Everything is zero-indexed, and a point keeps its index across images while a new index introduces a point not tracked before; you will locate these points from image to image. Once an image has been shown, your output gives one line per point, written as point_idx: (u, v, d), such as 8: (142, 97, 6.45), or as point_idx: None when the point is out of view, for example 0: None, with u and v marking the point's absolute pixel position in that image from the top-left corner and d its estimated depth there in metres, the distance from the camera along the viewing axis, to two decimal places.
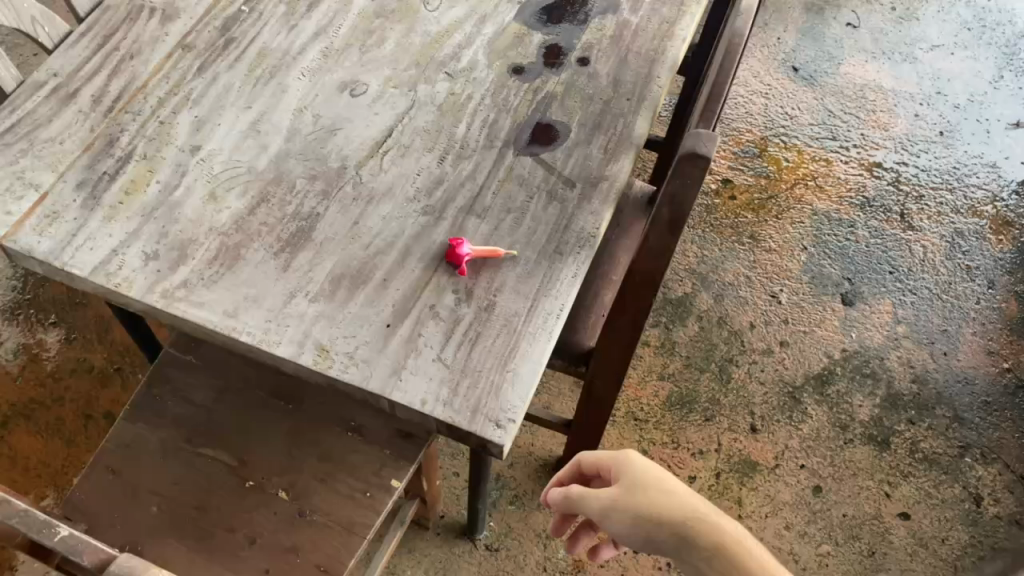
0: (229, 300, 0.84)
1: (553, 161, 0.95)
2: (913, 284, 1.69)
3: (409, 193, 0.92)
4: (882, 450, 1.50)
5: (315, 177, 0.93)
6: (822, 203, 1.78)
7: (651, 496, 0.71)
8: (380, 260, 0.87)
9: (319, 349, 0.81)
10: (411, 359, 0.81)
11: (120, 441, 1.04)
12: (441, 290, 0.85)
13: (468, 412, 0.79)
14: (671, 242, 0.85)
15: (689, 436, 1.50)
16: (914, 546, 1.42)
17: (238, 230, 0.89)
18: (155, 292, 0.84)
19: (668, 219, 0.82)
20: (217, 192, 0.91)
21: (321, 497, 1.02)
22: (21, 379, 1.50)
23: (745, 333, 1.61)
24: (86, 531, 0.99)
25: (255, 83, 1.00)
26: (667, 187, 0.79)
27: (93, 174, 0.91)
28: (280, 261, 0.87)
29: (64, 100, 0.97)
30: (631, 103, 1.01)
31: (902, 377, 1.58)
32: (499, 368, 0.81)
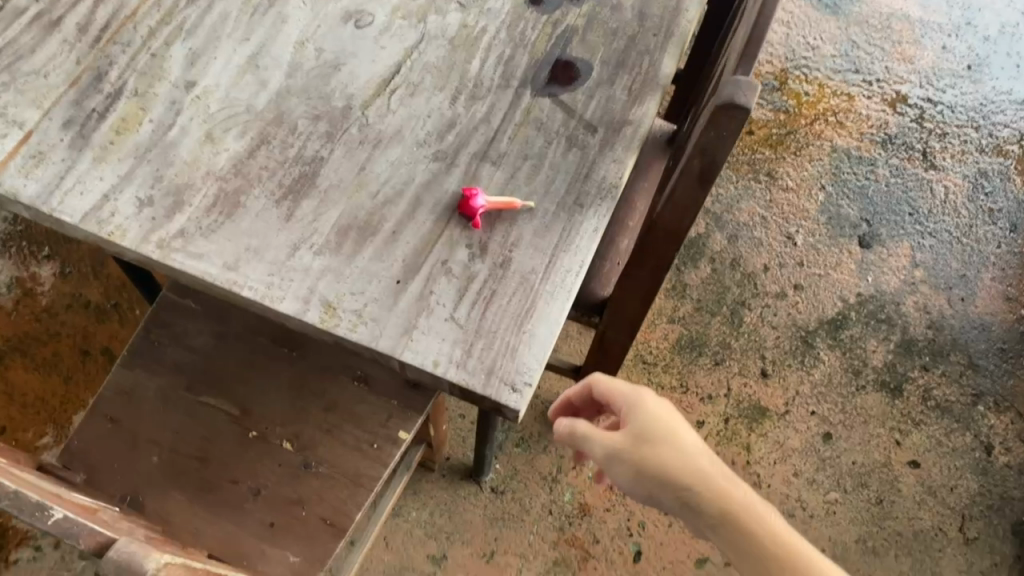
0: (229, 252, 0.79)
1: (573, 103, 0.89)
2: (933, 226, 1.64)
3: (420, 137, 0.86)
4: (894, 397, 1.48)
5: (319, 117, 0.87)
6: (842, 139, 1.71)
7: (656, 450, 0.72)
8: (389, 210, 0.82)
9: (325, 306, 0.77)
10: (422, 318, 0.77)
11: (119, 388, 1.01)
12: (453, 244, 0.81)
13: (483, 375, 0.75)
14: (700, 196, 0.80)
15: (698, 380, 1.47)
16: (923, 494, 1.41)
17: (237, 175, 0.83)
18: (150, 242, 0.79)
19: (698, 171, 0.77)
20: (214, 133, 0.85)
21: (326, 448, 0.99)
22: (16, 313, 1.46)
23: (759, 276, 1.57)
24: (85, 480, 0.96)
25: (252, 12, 0.93)
26: (700, 137, 0.74)
27: (80, 111, 0.85)
28: (282, 210, 0.82)
29: (45, 28, 0.90)
30: (658, 39, 0.94)
31: (917, 323, 1.54)
32: (514, 329, 0.77)
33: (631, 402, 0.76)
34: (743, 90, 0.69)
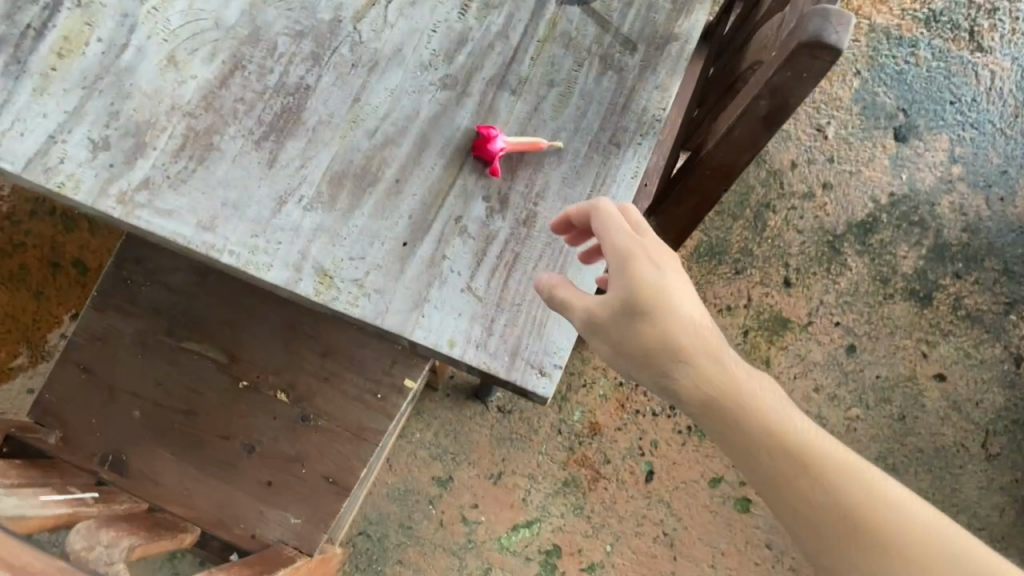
0: (204, 208, 0.67)
1: (608, 13, 0.74)
2: (976, 116, 1.50)
3: (424, 58, 0.72)
4: (923, 307, 1.40)
5: (302, 34, 0.72)
6: (881, 16, 1.52)
7: (649, 340, 0.58)
8: (390, 152, 0.69)
9: (319, 274, 0.66)
10: (434, 289, 0.67)
11: (91, 335, 0.91)
12: (468, 196, 0.69)
13: (507, 356, 0.65)
14: (762, 139, 0.67)
15: (716, 291, 1.38)
16: (947, 409, 1.35)
17: (208, 110, 0.69)
18: (109, 197, 0.67)
19: (764, 113, 0.64)
20: (178, 55, 0.70)
21: (325, 400, 0.91)
22: None
23: (785, 175, 1.45)
24: (62, 438, 0.88)
25: None
26: (769, 76, 0.61)
27: (12, 27, 0.70)
28: (264, 154, 0.69)
29: None
30: None
31: (952, 227, 1.44)
32: (541, 301, 0.67)
33: (619, 262, 0.58)
34: (833, 24, 0.55)
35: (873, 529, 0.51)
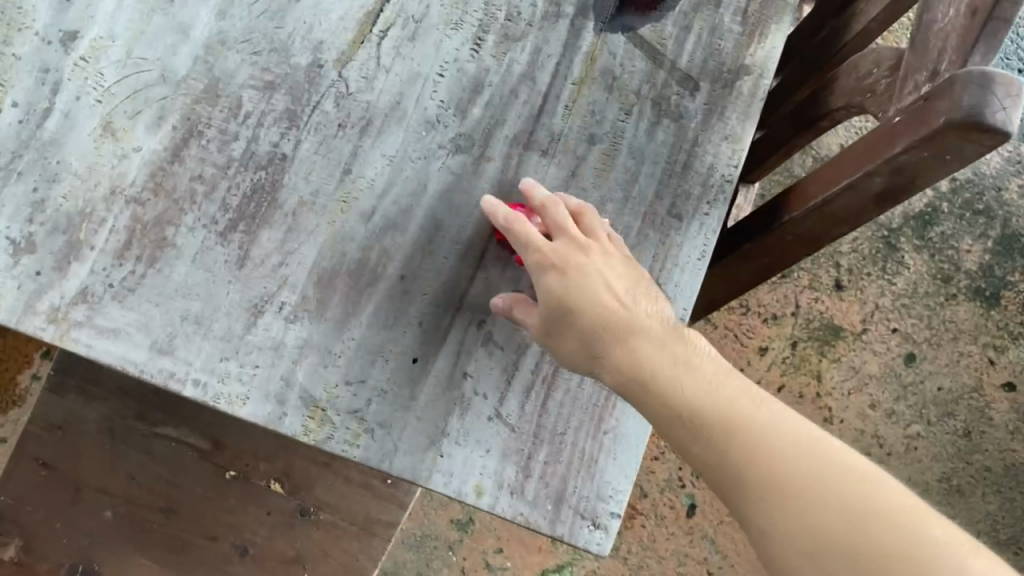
0: (160, 324, 0.53)
1: (661, 42, 0.58)
2: None
3: (431, 112, 0.56)
4: (990, 307, 1.18)
5: (273, 85, 0.56)
6: None
7: (562, 338, 0.50)
8: (392, 240, 0.54)
9: (309, 407, 0.52)
10: (455, 419, 0.52)
11: (49, 423, 0.77)
12: (494, 292, 0.54)
13: (550, 505, 0.52)
14: (869, 214, 0.53)
15: (760, 298, 1.15)
16: (1016, 423, 1.15)
17: (158, 193, 0.54)
18: (38, 315, 0.53)
19: (878, 190, 0.49)
20: (116, 122, 0.55)
21: (326, 488, 0.78)
22: None
23: None
24: (22, 547, 0.75)
25: None
26: (894, 153, 0.46)
27: None
28: (232, 249, 0.54)
29: None
30: None
31: None
32: (591, 429, 0.53)
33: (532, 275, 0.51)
34: (996, 92, 0.40)
35: (794, 517, 0.38)
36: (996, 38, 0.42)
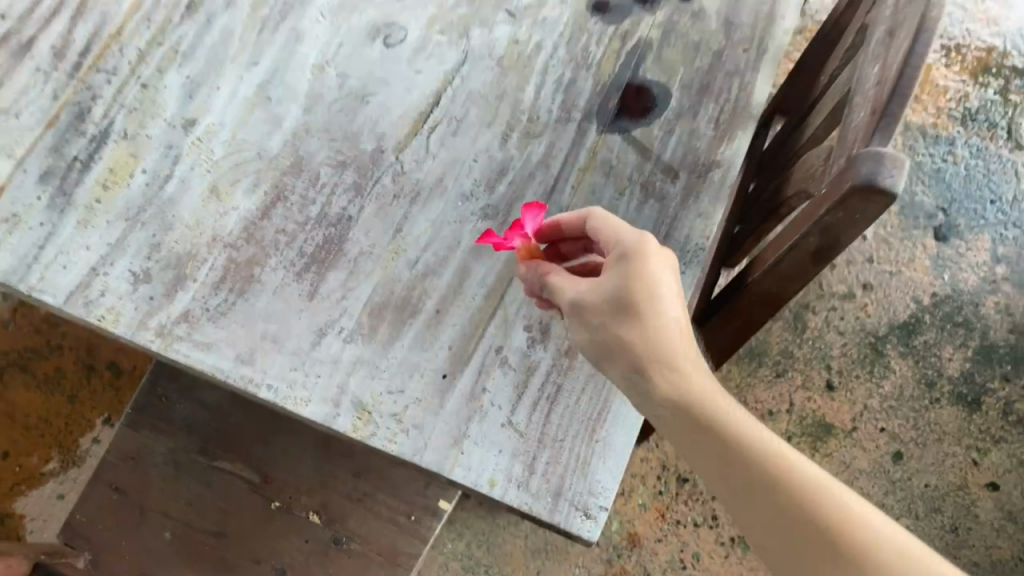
0: (244, 341, 0.66)
1: (649, 141, 0.74)
2: (1017, 215, 1.48)
3: (466, 187, 0.71)
4: (972, 412, 1.35)
5: (344, 164, 0.72)
6: (916, 116, 1.54)
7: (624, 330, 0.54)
8: (431, 282, 0.68)
9: (358, 410, 0.64)
10: (475, 424, 0.64)
11: (124, 454, 0.90)
12: (510, 325, 0.67)
13: (550, 498, 0.63)
14: (812, 271, 0.65)
15: (757, 395, 1.36)
16: (1002, 521, 1.30)
17: (249, 241, 0.69)
18: (150, 330, 0.66)
19: (813, 248, 0.63)
20: (221, 187, 0.71)
21: (358, 520, 0.89)
22: (14, 326, 1.33)
23: (824, 274, 1.43)
24: (90, 561, 0.87)
25: (262, 27, 0.77)
26: (819, 214, 0.59)
27: (60, 161, 0.71)
28: (305, 285, 0.68)
29: (15, 54, 0.74)
30: (749, 56, 0.77)
31: (999, 327, 1.40)
32: (585, 437, 0.64)
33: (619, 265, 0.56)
34: (881, 164, 0.54)
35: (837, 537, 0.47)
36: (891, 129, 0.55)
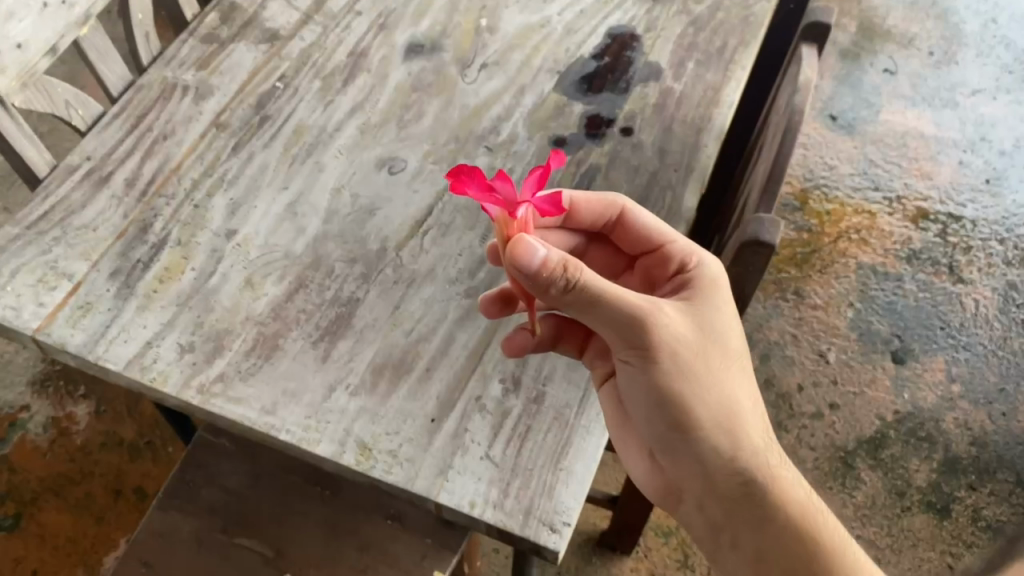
0: (269, 395, 0.80)
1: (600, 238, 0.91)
2: (965, 339, 1.64)
3: (452, 274, 0.88)
4: (943, 518, 1.44)
5: (354, 259, 0.89)
6: (867, 256, 1.74)
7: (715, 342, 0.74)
8: (423, 347, 0.83)
9: (360, 448, 0.77)
10: (458, 457, 0.77)
11: (154, 531, 1.01)
12: (487, 379, 0.81)
13: (521, 515, 0.74)
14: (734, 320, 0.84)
15: None
16: None
17: (275, 319, 0.85)
18: (191, 388, 0.81)
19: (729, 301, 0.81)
20: (254, 279, 0.88)
21: None
22: (51, 454, 1.52)
23: (794, 395, 1.57)
24: None
25: (292, 162, 0.97)
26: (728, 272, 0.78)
27: (126, 262, 0.88)
28: (319, 351, 0.83)
29: (96, 184, 0.94)
30: (679, 175, 0.96)
31: (960, 441, 1.52)
32: (550, 467, 0.77)
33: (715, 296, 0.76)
34: (766, 227, 0.70)
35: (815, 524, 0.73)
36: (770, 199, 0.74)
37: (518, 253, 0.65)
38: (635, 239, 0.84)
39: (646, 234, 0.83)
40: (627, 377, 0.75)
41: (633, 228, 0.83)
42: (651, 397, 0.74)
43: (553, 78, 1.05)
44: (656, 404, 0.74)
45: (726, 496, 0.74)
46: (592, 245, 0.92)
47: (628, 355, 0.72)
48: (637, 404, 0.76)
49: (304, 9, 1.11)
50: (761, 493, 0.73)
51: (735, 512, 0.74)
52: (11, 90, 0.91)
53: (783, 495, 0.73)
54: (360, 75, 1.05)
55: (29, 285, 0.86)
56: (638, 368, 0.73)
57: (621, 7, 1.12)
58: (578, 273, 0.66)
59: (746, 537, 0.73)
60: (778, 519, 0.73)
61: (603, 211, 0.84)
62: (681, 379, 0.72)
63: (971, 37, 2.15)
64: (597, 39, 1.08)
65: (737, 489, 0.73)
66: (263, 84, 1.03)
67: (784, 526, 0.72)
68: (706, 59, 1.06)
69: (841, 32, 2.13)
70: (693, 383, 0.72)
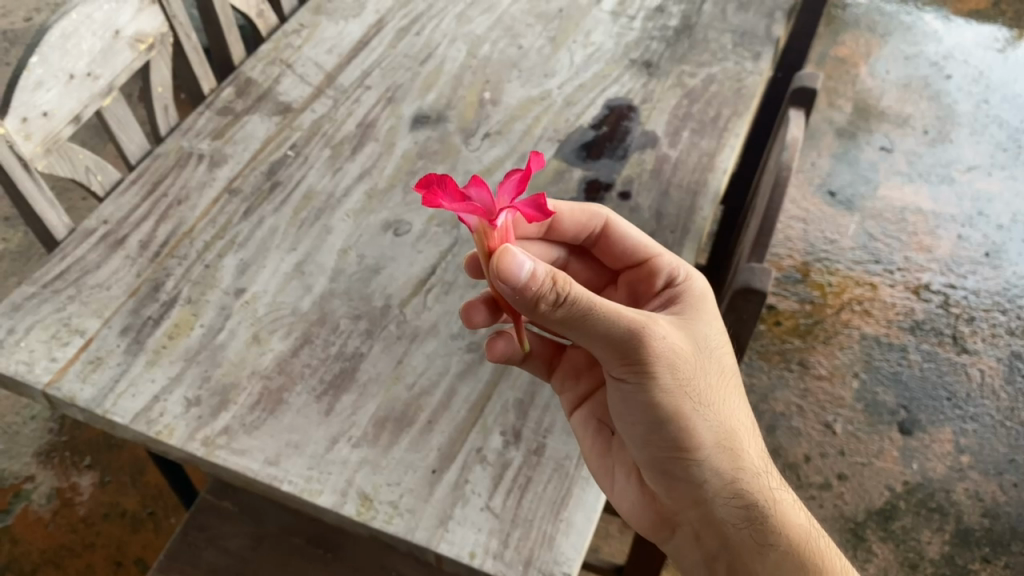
0: (272, 447, 0.81)
1: None
2: (973, 410, 1.66)
3: (454, 330, 0.91)
4: None
5: (359, 316, 0.92)
6: (870, 327, 1.78)
7: (707, 362, 0.78)
8: (424, 401, 0.84)
9: (362, 498, 0.77)
10: (458, 508, 0.77)
11: None
12: (488, 432, 0.82)
13: (520, 566, 0.73)
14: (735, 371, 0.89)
15: None
16: None
17: (281, 373, 0.86)
18: (196, 440, 0.81)
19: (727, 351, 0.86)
20: (261, 334, 0.89)
21: None
22: (53, 524, 1.53)
23: (801, 467, 1.57)
24: None
25: (301, 225, 1.00)
26: (725, 322, 0.83)
27: (137, 319, 0.90)
28: (323, 404, 0.84)
29: (111, 246, 0.97)
30: (676, 236, 0.99)
31: (972, 512, 1.53)
32: (550, 517, 0.76)
33: (703, 318, 0.81)
34: (756, 274, 0.76)
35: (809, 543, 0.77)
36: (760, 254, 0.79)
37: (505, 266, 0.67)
38: (619, 250, 0.90)
39: (631, 247, 0.88)
40: (625, 396, 0.77)
41: (617, 239, 0.89)
42: (654, 418, 0.76)
43: (553, 146, 1.09)
44: (656, 425, 0.76)
45: (726, 518, 0.77)
46: (574, 258, 0.99)
47: (628, 373, 0.74)
48: (636, 425, 0.78)
49: (316, 83, 1.16)
50: (762, 514, 0.77)
51: (736, 533, 0.77)
52: (35, 155, 0.96)
53: (781, 515, 0.77)
54: (368, 143, 1.09)
55: (41, 340, 0.88)
56: (643, 392, 0.75)
57: (618, 81, 1.17)
58: (572, 292, 0.69)
59: (748, 559, 0.76)
60: (778, 540, 0.76)
61: (588, 220, 0.89)
62: (683, 399, 0.75)
63: (964, 117, 2.21)
64: (596, 110, 1.13)
65: (738, 511, 0.77)
66: (275, 152, 1.07)
67: (784, 547, 0.76)
68: (700, 127, 1.10)
69: (836, 112, 2.20)
70: (695, 404, 0.76)
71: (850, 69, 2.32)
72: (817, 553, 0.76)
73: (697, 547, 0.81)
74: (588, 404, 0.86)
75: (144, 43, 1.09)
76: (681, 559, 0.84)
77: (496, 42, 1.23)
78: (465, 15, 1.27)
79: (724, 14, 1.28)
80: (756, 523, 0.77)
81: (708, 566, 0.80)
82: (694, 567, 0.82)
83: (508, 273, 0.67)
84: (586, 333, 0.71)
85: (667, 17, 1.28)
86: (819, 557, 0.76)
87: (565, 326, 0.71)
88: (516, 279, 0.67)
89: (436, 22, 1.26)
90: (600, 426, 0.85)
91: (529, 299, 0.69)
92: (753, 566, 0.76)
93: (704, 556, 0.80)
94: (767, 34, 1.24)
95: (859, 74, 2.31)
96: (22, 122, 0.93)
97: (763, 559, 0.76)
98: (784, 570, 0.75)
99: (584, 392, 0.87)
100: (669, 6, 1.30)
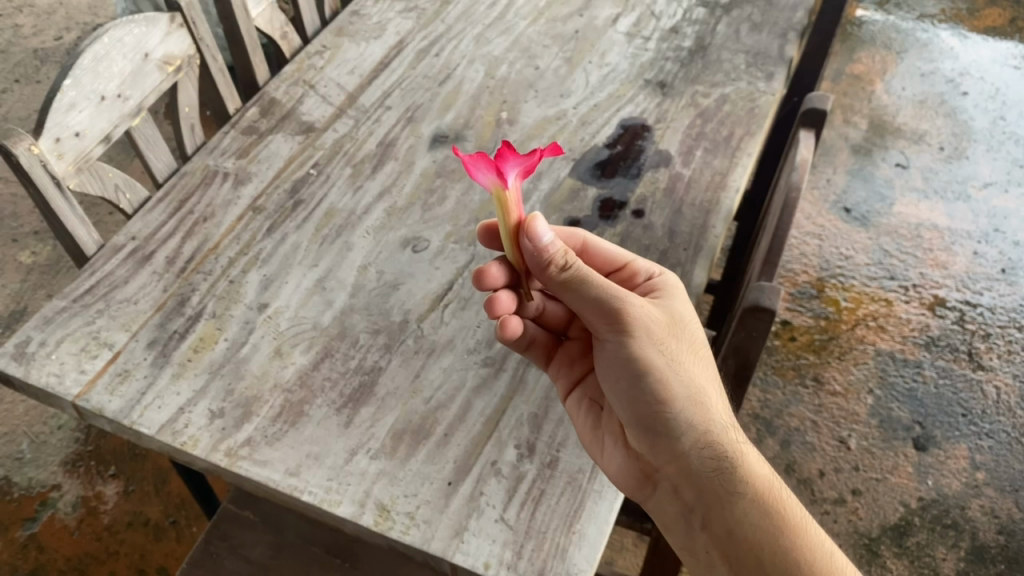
0: (293, 458, 0.83)
1: None
2: (989, 427, 1.67)
3: (470, 345, 0.93)
4: None
5: (378, 331, 0.94)
6: (885, 343, 1.79)
7: (681, 333, 0.85)
8: (441, 414, 0.87)
9: (380, 510, 0.79)
10: (473, 520, 0.78)
11: None
12: (502, 445, 0.84)
13: None
14: (742, 384, 0.91)
15: None
16: None
17: (302, 386, 0.89)
18: (219, 451, 0.83)
19: (735, 366, 0.88)
20: (283, 348, 0.92)
21: None
22: (78, 532, 1.56)
23: (815, 482, 1.58)
24: None
25: (322, 242, 1.03)
26: (733, 338, 0.85)
27: (163, 333, 0.93)
28: (342, 417, 0.86)
29: (139, 262, 1.00)
30: (688, 253, 1.01)
31: (987, 529, 1.53)
32: (563, 529, 0.78)
33: (678, 299, 0.88)
34: (766, 294, 0.78)
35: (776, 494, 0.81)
36: (768, 274, 0.80)
37: (533, 230, 0.81)
38: (600, 266, 0.95)
39: (608, 261, 0.93)
40: (609, 361, 0.84)
41: (597, 253, 0.94)
42: (633, 375, 0.82)
43: (568, 165, 1.11)
44: (636, 384, 0.83)
45: (701, 470, 0.81)
46: None
47: (611, 331, 0.83)
48: (617, 384, 0.84)
49: (338, 104, 1.19)
50: (730, 464, 0.81)
51: (708, 483, 0.81)
52: (67, 174, 0.99)
53: (748, 469, 0.81)
54: (388, 162, 1.12)
55: (71, 353, 0.91)
56: (625, 351, 0.82)
57: (632, 101, 1.19)
58: (577, 261, 0.82)
59: (719, 508, 0.80)
60: (745, 489, 0.80)
61: (568, 240, 0.95)
62: (659, 358, 0.82)
63: (980, 134, 2.22)
64: (610, 129, 1.15)
65: (710, 463, 0.81)
66: (298, 170, 1.10)
67: (750, 494, 0.80)
68: (713, 146, 1.12)
69: (852, 129, 2.21)
70: (669, 363, 0.82)
71: (865, 86, 2.33)
72: (779, 501, 0.81)
73: (674, 501, 0.83)
74: (581, 387, 0.90)
75: (172, 65, 1.13)
76: (657, 513, 0.86)
77: (513, 63, 1.26)
78: (483, 37, 1.30)
79: (737, 35, 1.30)
80: (725, 473, 0.81)
81: (685, 519, 0.83)
82: (671, 522, 0.84)
83: (531, 237, 0.81)
84: (578, 293, 0.82)
85: (681, 38, 1.30)
86: (780, 503, 0.80)
87: (563, 291, 0.83)
88: (538, 240, 0.81)
89: (455, 44, 1.29)
90: (592, 404, 0.87)
91: (542, 262, 0.82)
92: (725, 515, 0.80)
93: (680, 509, 0.83)
94: (780, 54, 1.26)
95: (875, 92, 2.32)
96: (55, 142, 0.97)
97: (731, 506, 0.80)
98: (752, 517, 0.79)
99: (578, 376, 0.91)
100: (683, 27, 1.32)
